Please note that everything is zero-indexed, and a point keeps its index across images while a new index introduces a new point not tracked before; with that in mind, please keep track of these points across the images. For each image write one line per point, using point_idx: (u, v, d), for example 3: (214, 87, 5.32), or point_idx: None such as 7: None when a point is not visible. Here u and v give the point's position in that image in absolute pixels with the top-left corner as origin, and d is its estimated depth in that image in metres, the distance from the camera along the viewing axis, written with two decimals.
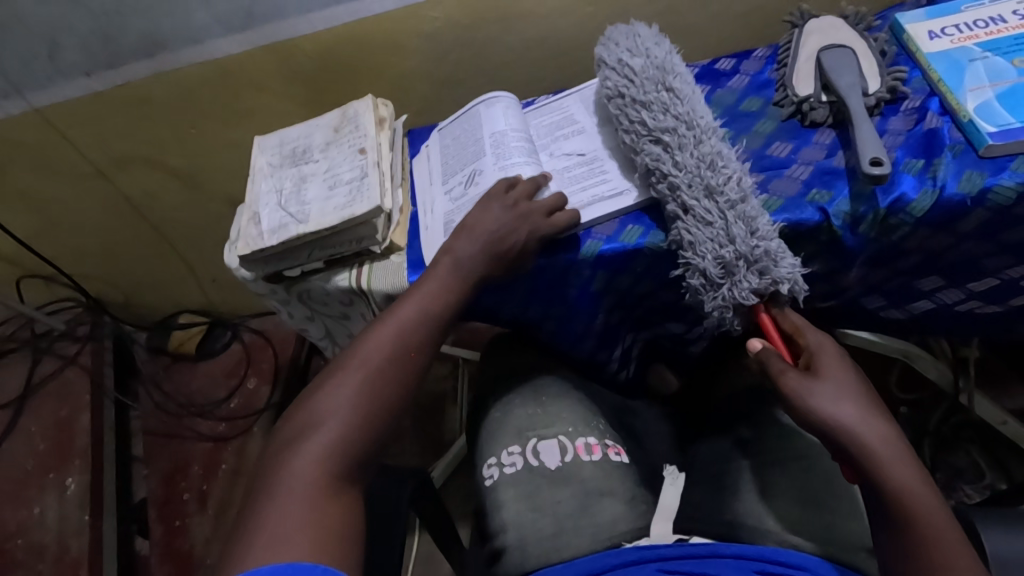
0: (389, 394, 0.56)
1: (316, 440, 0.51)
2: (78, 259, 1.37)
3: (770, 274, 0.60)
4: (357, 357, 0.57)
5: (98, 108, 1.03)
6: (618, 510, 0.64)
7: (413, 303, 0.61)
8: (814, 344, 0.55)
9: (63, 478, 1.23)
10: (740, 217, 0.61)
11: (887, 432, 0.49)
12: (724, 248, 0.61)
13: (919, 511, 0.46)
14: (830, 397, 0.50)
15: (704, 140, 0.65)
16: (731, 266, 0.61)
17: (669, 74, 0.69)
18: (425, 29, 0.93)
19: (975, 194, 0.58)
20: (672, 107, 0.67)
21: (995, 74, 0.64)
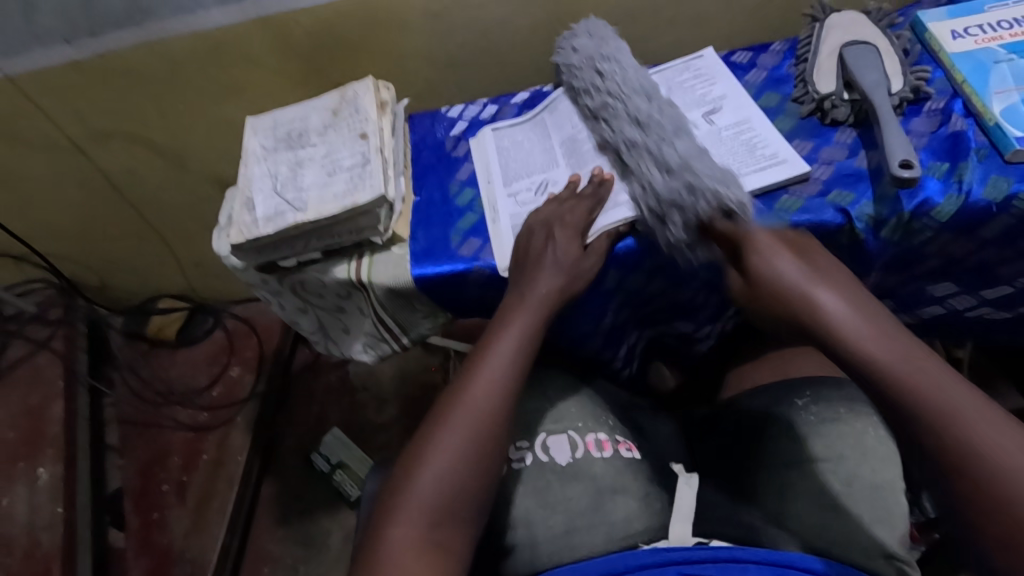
0: (500, 429, 0.53)
1: (426, 472, 0.50)
2: (50, 239, 1.29)
3: (688, 207, 0.59)
4: (464, 395, 0.54)
5: (75, 79, 0.97)
6: (632, 507, 0.63)
7: (509, 339, 0.58)
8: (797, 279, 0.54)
9: (34, 468, 1.18)
10: (655, 161, 0.63)
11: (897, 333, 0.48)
12: (645, 195, 0.63)
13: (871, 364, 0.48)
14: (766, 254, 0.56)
15: (630, 104, 0.68)
16: (658, 212, 0.62)
17: (605, 56, 0.73)
18: (430, 8, 0.89)
19: (1001, 201, 0.57)
20: (601, 87, 0.71)
21: (1020, 77, 0.63)
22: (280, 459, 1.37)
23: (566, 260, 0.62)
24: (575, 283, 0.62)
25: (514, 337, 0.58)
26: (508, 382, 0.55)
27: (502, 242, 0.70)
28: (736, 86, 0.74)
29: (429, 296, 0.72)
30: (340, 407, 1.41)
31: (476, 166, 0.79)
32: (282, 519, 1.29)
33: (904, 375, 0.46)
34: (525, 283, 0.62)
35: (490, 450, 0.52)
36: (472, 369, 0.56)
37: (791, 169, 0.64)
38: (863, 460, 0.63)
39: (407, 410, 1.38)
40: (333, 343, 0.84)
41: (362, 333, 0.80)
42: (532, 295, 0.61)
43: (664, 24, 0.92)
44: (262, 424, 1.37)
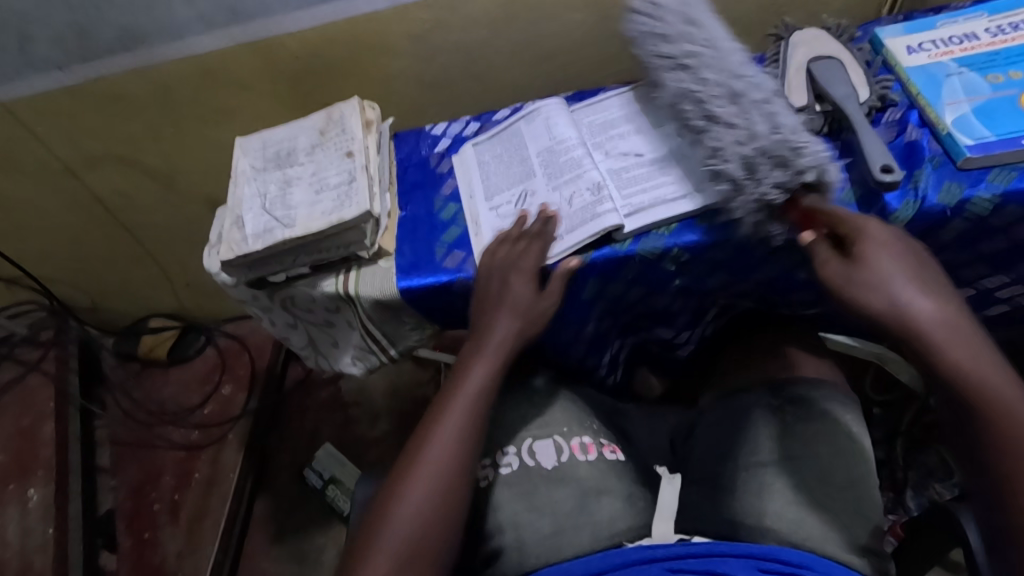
0: (465, 466, 0.57)
1: (397, 514, 0.54)
2: (42, 261, 1.30)
3: (790, 166, 0.59)
4: (427, 453, 0.57)
5: (68, 104, 0.99)
6: (617, 509, 0.66)
7: (473, 380, 0.61)
8: (919, 307, 0.52)
9: (26, 490, 1.18)
10: (764, 115, 0.62)
11: (1006, 375, 0.49)
12: (745, 146, 0.60)
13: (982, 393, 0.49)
14: (888, 262, 0.54)
15: (727, 56, 0.66)
16: (754, 162, 0.60)
17: (690, 8, 0.70)
18: (413, 30, 0.92)
19: (954, 205, 0.60)
20: (693, 35, 0.67)
21: (970, 89, 0.67)
22: (273, 476, 1.37)
23: (517, 304, 0.64)
24: (532, 326, 0.65)
25: (478, 377, 0.61)
26: (471, 423, 0.59)
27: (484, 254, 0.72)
28: None
29: (415, 307, 0.74)
30: (333, 423, 1.42)
31: (459, 182, 0.82)
32: (275, 536, 1.30)
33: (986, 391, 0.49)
34: (482, 331, 0.64)
35: (456, 489, 0.56)
36: (429, 430, 0.58)
37: None
38: (839, 455, 0.66)
39: (399, 424, 1.39)
40: (323, 357, 0.86)
41: (351, 346, 0.82)
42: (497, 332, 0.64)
43: None
44: (255, 441, 1.38)
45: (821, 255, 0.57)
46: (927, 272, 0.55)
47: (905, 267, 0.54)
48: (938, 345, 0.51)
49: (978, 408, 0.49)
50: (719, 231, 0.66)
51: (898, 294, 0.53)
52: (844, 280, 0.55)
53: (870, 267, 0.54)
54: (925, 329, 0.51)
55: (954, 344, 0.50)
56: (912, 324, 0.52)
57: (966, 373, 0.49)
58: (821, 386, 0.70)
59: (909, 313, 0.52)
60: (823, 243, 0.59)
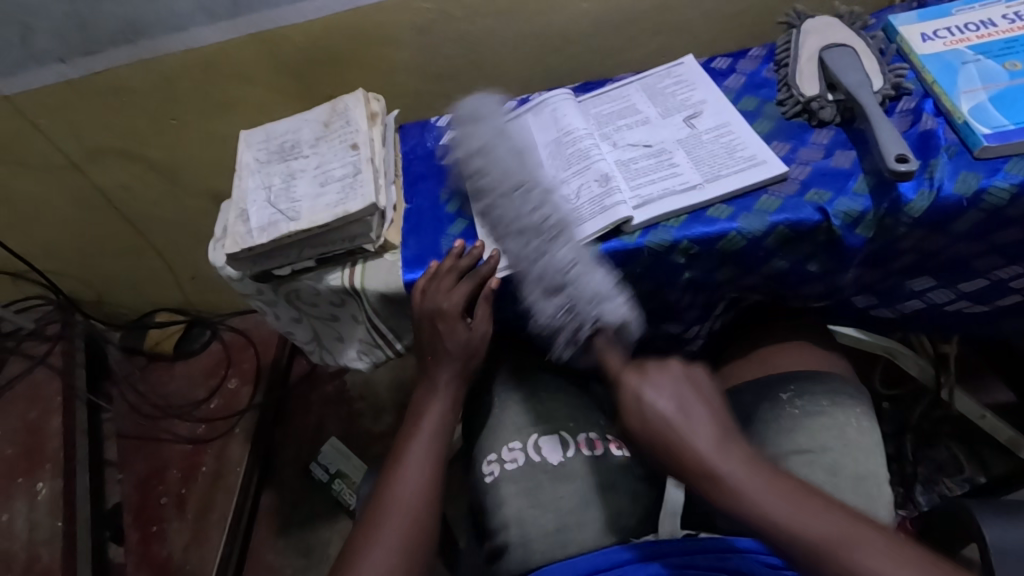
0: (438, 490, 0.58)
1: (380, 539, 0.53)
2: (48, 256, 1.30)
3: (576, 307, 0.63)
4: (388, 495, 0.57)
5: (72, 97, 0.99)
6: (623, 504, 0.66)
7: (432, 415, 0.64)
8: (704, 451, 0.46)
9: (34, 483, 1.18)
10: (562, 245, 0.66)
11: (788, 496, 0.44)
12: (550, 290, 0.64)
13: (806, 541, 0.42)
14: (659, 405, 0.49)
15: (527, 181, 0.70)
16: (565, 307, 0.64)
17: (497, 137, 0.75)
18: (417, 21, 0.91)
19: (970, 195, 0.59)
20: (493, 165, 0.73)
21: (987, 77, 0.65)
22: (278, 470, 1.37)
23: (468, 344, 0.67)
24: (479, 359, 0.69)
25: (434, 413, 0.64)
26: (435, 452, 0.61)
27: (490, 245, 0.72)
28: (715, 91, 0.76)
29: None
30: (337, 418, 1.42)
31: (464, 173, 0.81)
32: (281, 530, 1.30)
33: (826, 543, 0.41)
34: (433, 375, 0.67)
35: (431, 511, 0.56)
36: (394, 468, 0.59)
37: (766, 171, 0.66)
38: (846, 452, 0.65)
39: (404, 418, 1.39)
40: (328, 351, 0.86)
41: (357, 339, 0.81)
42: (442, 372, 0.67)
43: (645, 34, 0.94)
44: (261, 435, 1.38)
45: (624, 399, 0.52)
46: (673, 390, 0.50)
47: (678, 401, 0.49)
48: (738, 497, 0.44)
49: (820, 558, 0.41)
50: (729, 223, 0.64)
51: (683, 439, 0.47)
52: (642, 443, 0.50)
53: (646, 417, 0.50)
54: (710, 475, 0.46)
55: (762, 492, 0.44)
56: (709, 474, 0.45)
57: (768, 521, 0.43)
58: (828, 380, 0.70)
59: (690, 463, 0.46)
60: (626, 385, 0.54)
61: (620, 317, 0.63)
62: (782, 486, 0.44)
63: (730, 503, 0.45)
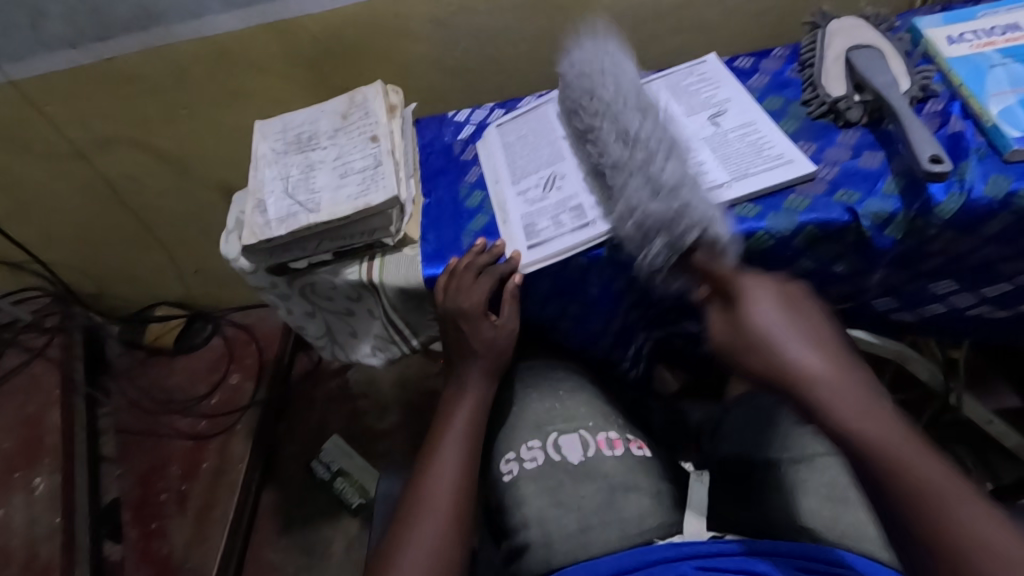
0: (472, 484, 0.60)
1: (418, 533, 0.55)
2: (49, 246, 1.28)
3: (679, 233, 0.58)
4: (424, 495, 0.58)
5: (81, 84, 0.97)
6: (645, 505, 0.64)
7: (463, 410, 0.66)
8: (799, 363, 0.48)
9: (32, 478, 1.16)
10: (660, 166, 0.61)
11: (902, 433, 0.44)
12: (639, 209, 0.61)
13: (886, 460, 0.43)
14: (756, 314, 0.52)
15: (620, 106, 0.66)
16: (647, 231, 0.60)
17: (608, 61, 0.71)
18: (436, 14, 0.90)
19: (1001, 198, 0.59)
20: (597, 87, 0.68)
21: (1015, 80, 0.65)
22: (281, 467, 1.36)
23: (494, 345, 0.69)
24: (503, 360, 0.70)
25: (467, 407, 0.67)
26: (468, 447, 0.63)
27: (513, 238, 0.71)
28: (739, 89, 0.76)
29: None
30: (341, 415, 1.40)
31: (485, 168, 0.80)
32: (283, 528, 1.28)
33: (887, 452, 0.43)
34: (459, 376, 0.69)
35: (466, 506, 0.59)
36: (429, 462, 0.61)
37: (794, 170, 0.65)
38: None
39: (409, 416, 1.37)
40: (341, 347, 0.85)
41: (372, 335, 0.80)
42: (471, 368, 0.69)
43: (665, 32, 0.94)
44: (263, 431, 1.36)
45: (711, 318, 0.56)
46: (812, 326, 0.51)
47: (786, 316, 0.51)
48: (824, 403, 0.46)
49: (891, 476, 0.43)
50: (757, 223, 0.64)
51: (778, 345, 0.49)
52: (733, 348, 0.52)
53: (750, 329, 0.51)
54: (810, 388, 0.47)
55: (847, 403, 0.45)
56: (794, 381, 0.47)
57: (852, 435, 0.44)
58: None
59: (792, 373, 0.48)
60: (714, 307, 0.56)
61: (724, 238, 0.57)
62: (874, 404, 0.45)
63: (825, 417, 0.46)
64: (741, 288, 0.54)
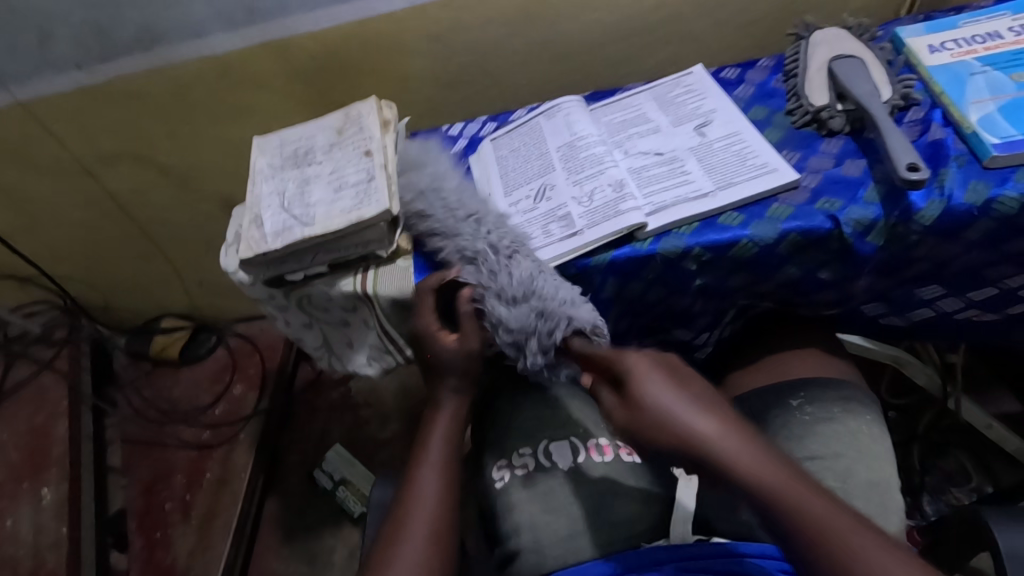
0: (455, 510, 0.57)
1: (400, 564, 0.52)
2: (57, 260, 1.31)
3: (548, 316, 0.62)
4: (406, 519, 0.55)
5: (86, 103, 1.00)
6: (636, 509, 0.66)
7: (440, 429, 0.62)
8: (701, 432, 0.46)
9: (39, 488, 1.18)
10: (516, 270, 0.65)
11: (788, 474, 0.45)
12: (509, 309, 0.63)
13: (794, 514, 0.43)
14: (654, 386, 0.49)
15: (472, 219, 0.71)
16: (518, 332, 0.63)
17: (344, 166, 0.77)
18: (430, 30, 0.92)
19: (981, 205, 0.60)
20: (422, 189, 0.74)
21: (995, 88, 0.66)
22: (283, 476, 1.37)
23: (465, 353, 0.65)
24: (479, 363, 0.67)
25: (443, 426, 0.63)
26: (449, 469, 0.60)
27: None
28: (725, 100, 0.77)
29: None
30: (342, 424, 1.41)
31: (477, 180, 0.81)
32: (285, 536, 1.29)
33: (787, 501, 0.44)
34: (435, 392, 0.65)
35: (449, 531, 0.55)
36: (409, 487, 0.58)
37: (779, 178, 0.66)
38: (858, 459, 0.66)
39: (409, 425, 1.38)
40: (338, 356, 0.87)
41: (367, 345, 0.82)
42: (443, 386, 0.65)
43: (656, 44, 0.95)
44: (266, 441, 1.38)
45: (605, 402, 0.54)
46: (699, 387, 0.50)
47: (671, 381, 0.50)
48: (733, 470, 0.45)
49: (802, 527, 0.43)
50: (741, 231, 0.65)
51: (681, 422, 0.47)
52: (632, 429, 0.49)
53: (647, 404, 0.48)
54: (708, 453, 0.46)
55: (750, 464, 0.45)
56: (696, 451, 0.46)
57: (765, 497, 0.44)
58: (838, 387, 0.70)
59: (689, 439, 0.46)
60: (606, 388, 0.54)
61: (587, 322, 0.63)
62: (766, 455, 0.46)
63: (726, 476, 0.45)
64: (624, 366, 0.52)
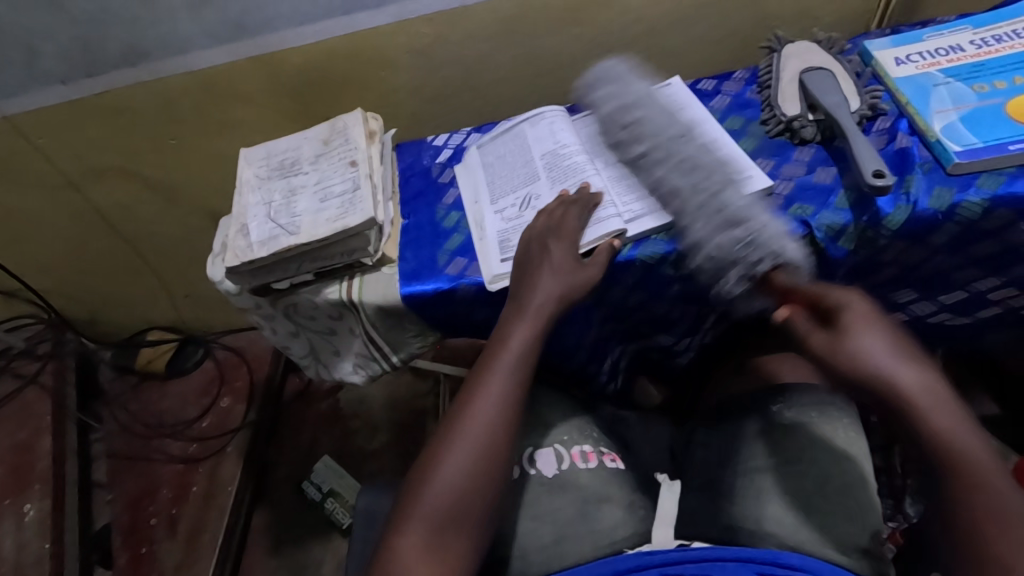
0: (484, 491, 0.54)
1: (408, 534, 0.51)
2: (43, 274, 1.31)
3: (770, 249, 0.60)
4: (426, 490, 0.53)
5: (73, 118, 1.01)
6: (618, 516, 0.67)
7: (502, 389, 0.58)
8: (903, 380, 0.49)
9: (22, 505, 1.17)
10: (719, 201, 0.63)
11: (984, 451, 0.47)
12: (722, 232, 0.62)
13: (975, 476, 0.46)
14: (859, 339, 0.52)
15: (675, 149, 0.69)
16: (732, 250, 0.61)
17: (332, 174, 0.79)
18: (414, 46, 0.95)
19: (945, 209, 0.62)
20: (631, 122, 0.72)
21: (957, 98, 0.69)
22: (271, 489, 1.36)
23: (543, 311, 0.62)
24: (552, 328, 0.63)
25: (502, 389, 0.58)
26: (493, 442, 0.55)
27: (487, 254, 0.73)
28: (701, 110, 0.80)
29: (417, 314, 0.75)
30: (332, 436, 1.41)
31: (461, 190, 0.83)
32: (274, 549, 1.28)
33: (971, 463, 0.47)
34: (506, 344, 0.60)
35: (464, 517, 0.52)
36: (441, 453, 0.55)
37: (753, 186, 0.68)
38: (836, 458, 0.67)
39: (399, 436, 1.38)
40: (324, 367, 0.86)
41: (352, 353, 0.82)
42: (515, 340, 0.61)
43: (635, 58, 0.98)
44: (254, 453, 1.37)
45: (804, 329, 0.56)
46: (908, 339, 0.52)
47: (895, 343, 0.51)
48: (925, 419, 0.48)
49: (963, 478, 0.47)
50: None
51: (882, 367, 0.50)
52: (829, 356, 0.52)
53: (852, 336, 0.52)
54: (907, 400, 0.49)
55: (941, 414, 0.48)
56: (893, 394, 0.49)
57: (947, 448, 0.47)
58: (815, 391, 0.72)
59: (890, 386, 0.49)
60: (805, 318, 0.56)
61: (797, 260, 0.60)
62: (967, 426, 0.48)
63: (910, 423, 0.49)
64: (839, 300, 0.55)
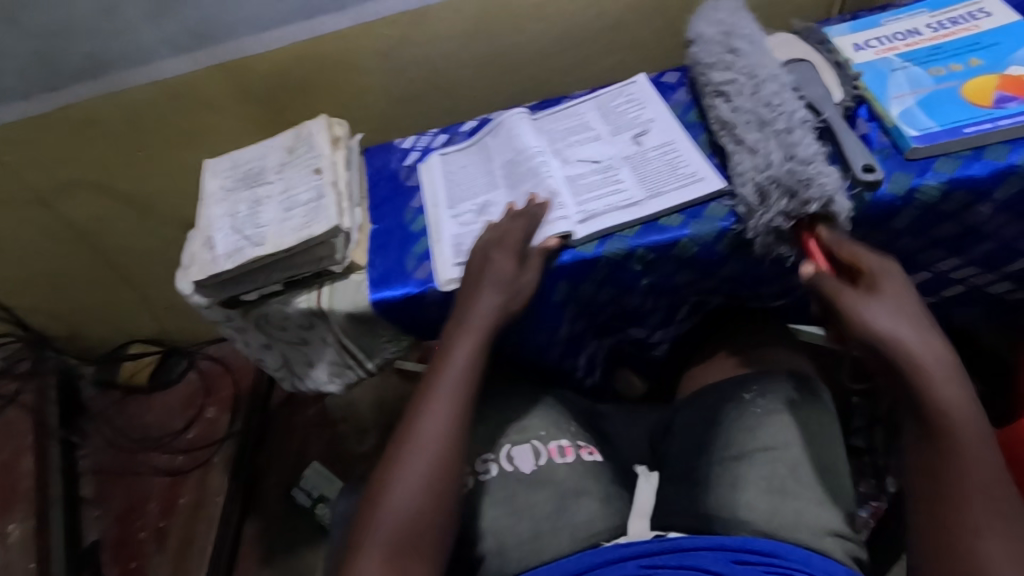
0: (441, 504, 0.54)
1: (369, 558, 0.50)
2: (18, 291, 1.29)
3: (800, 196, 0.61)
4: (382, 510, 0.53)
5: (36, 134, 1.00)
6: (594, 509, 0.67)
7: (447, 400, 0.58)
8: (909, 343, 0.53)
9: (5, 525, 1.15)
10: (781, 144, 0.65)
11: (979, 429, 0.50)
12: (761, 173, 0.64)
13: (960, 438, 0.50)
14: (883, 309, 0.55)
15: (765, 86, 0.69)
16: (766, 189, 0.63)
17: (297, 180, 0.78)
18: (379, 48, 0.94)
19: (904, 194, 0.63)
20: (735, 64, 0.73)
21: (914, 82, 0.69)
22: (260, 497, 1.36)
23: (487, 321, 0.63)
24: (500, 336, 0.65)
25: (449, 400, 0.58)
26: (445, 454, 0.56)
27: (442, 259, 0.73)
28: (662, 108, 0.80)
29: (387, 319, 0.75)
30: (320, 441, 1.41)
31: (427, 193, 0.82)
32: (265, 557, 1.28)
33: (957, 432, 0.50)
34: (445, 357, 0.62)
35: (421, 531, 0.53)
36: (393, 472, 0.55)
37: (707, 186, 0.69)
38: (811, 444, 0.68)
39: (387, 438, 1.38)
40: (300, 378, 0.86)
41: (327, 361, 0.82)
42: (456, 352, 0.62)
43: (601, 52, 0.98)
44: (241, 462, 1.37)
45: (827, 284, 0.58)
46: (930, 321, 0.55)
47: (905, 312, 0.55)
48: (925, 380, 0.52)
49: (949, 445, 0.50)
50: (681, 231, 0.67)
51: (888, 329, 0.54)
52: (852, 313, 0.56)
53: (881, 297, 0.56)
54: (910, 364, 0.53)
55: (948, 384, 0.52)
56: (898, 348, 0.53)
57: (940, 410, 0.51)
58: (788, 377, 0.72)
59: (896, 345, 0.53)
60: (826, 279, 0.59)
61: (843, 212, 0.61)
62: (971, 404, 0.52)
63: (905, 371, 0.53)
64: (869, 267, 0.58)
